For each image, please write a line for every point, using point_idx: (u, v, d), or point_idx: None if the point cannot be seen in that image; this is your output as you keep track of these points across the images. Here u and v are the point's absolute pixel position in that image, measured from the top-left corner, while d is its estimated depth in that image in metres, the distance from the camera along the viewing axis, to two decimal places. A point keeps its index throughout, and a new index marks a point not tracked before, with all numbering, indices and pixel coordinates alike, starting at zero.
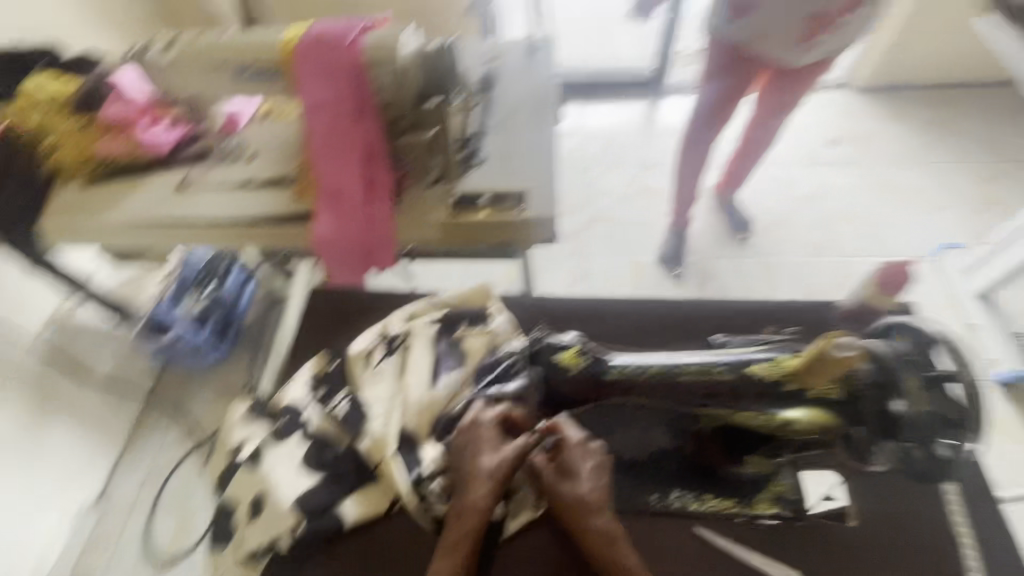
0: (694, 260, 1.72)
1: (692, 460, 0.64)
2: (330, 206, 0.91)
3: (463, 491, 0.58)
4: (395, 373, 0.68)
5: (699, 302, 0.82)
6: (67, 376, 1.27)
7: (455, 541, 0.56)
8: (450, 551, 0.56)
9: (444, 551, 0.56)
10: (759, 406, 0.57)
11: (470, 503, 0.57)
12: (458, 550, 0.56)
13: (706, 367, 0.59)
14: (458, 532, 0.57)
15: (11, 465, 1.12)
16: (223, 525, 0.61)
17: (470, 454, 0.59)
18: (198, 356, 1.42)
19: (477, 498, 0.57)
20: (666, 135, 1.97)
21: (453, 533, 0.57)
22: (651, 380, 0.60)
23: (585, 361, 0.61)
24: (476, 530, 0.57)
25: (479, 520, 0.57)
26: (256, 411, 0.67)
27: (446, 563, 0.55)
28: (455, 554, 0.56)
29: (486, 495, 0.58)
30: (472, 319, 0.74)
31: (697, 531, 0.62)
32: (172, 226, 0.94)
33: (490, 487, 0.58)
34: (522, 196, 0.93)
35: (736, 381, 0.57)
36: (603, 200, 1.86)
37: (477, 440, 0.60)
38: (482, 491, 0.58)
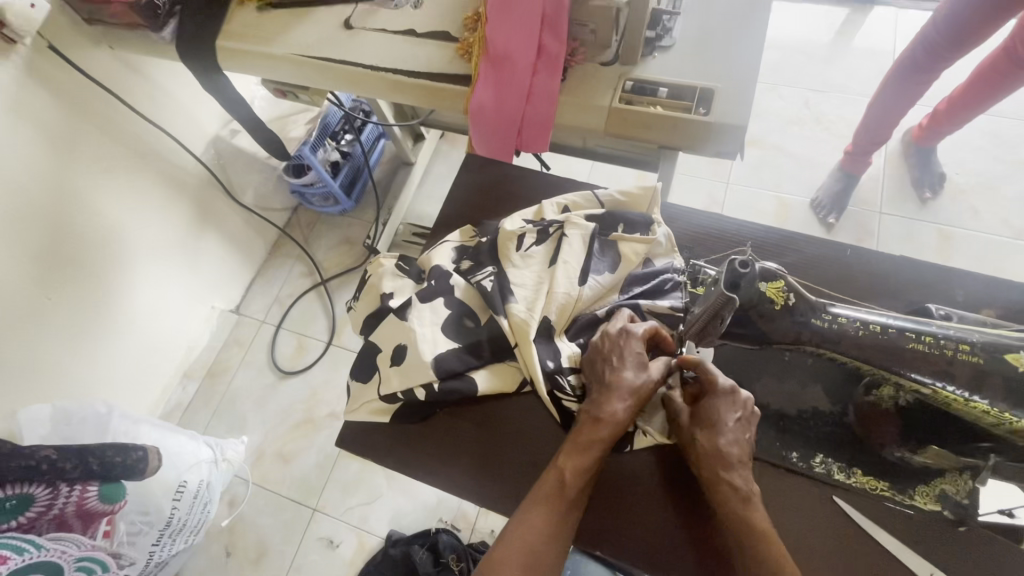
0: (856, 210, 1.48)
1: (850, 430, 0.57)
2: (493, 71, 0.81)
3: (601, 397, 0.55)
4: (543, 262, 0.65)
5: (914, 258, 0.66)
6: (222, 194, 1.38)
7: (584, 444, 0.54)
8: (579, 452, 0.54)
9: (570, 450, 0.54)
10: (1001, 404, 0.42)
11: (609, 412, 0.54)
12: (586, 453, 0.54)
13: (949, 339, 0.43)
14: (591, 436, 0.54)
15: (176, 261, 1.30)
16: (363, 364, 0.65)
17: (615, 363, 0.56)
18: (330, 204, 1.53)
19: (617, 407, 0.54)
20: (863, 57, 1.63)
21: (583, 434, 0.54)
22: (864, 337, 0.45)
23: (792, 300, 0.45)
24: (607, 441, 0.54)
25: (613, 430, 0.54)
26: (404, 269, 0.68)
27: (572, 462, 0.53)
28: (583, 456, 0.53)
29: (626, 408, 0.55)
30: (634, 224, 0.68)
31: (834, 499, 0.56)
32: (334, 65, 0.88)
33: (631, 402, 0.55)
34: (709, 97, 0.80)
35: (977, 363, 0.42)
36: (764, 121, 1.61)
37: (625, 351, 0.57)
38: (622, 402, 0.55)
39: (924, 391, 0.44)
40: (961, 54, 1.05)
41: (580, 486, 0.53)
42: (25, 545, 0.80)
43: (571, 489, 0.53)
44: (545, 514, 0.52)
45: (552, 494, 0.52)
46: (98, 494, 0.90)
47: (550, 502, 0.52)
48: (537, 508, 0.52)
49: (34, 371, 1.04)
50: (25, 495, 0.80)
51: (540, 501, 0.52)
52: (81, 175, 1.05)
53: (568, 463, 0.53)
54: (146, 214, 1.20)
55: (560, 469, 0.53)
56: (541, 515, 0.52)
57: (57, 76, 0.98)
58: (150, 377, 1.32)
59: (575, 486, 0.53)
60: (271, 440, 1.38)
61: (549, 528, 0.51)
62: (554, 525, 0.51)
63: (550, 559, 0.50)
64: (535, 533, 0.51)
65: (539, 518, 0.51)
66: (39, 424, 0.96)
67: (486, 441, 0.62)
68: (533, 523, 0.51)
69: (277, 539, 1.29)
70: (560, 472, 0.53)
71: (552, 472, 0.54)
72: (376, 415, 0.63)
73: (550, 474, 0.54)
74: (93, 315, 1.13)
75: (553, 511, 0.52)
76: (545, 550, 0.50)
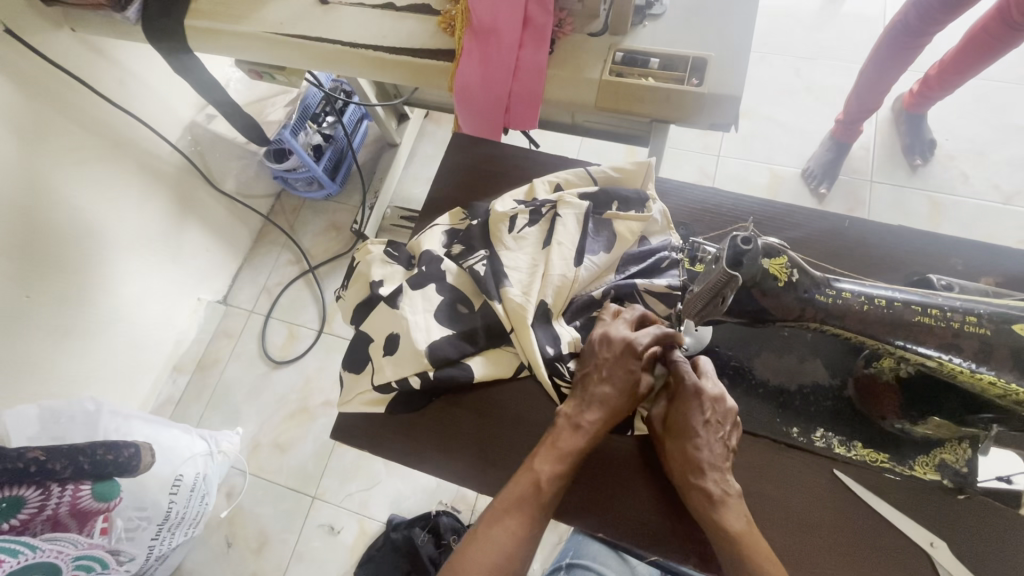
0: (847, 179, 1.47)
1: (851, 404, 0.57)
2: (478, 47, 0.77)
3: (579, 406, 0.55)
4: (537, 244, 0.63)
5: (909, 229, 0.65)
6: (202, 181, 1.34)
7: (560, 450, 0.53)
8: (554, 458, 0.53)
9: (546, 454, 0.53)
10: (1009, 374, 0.41)
11: (586, 422, 0.54)
12: (562, 460, 0.53)
13: (956, 312, 0.42)
14: (567, 444, 0.54)
15: (159, 253, 1.26)
16: (354, 355, 0.63)
17: (599, 372, 0.55)
18: (314, 189, 1.49)
19: (593, 418, 0.54)
20: (853, 23, 1.60)
21: (560, 440, 0.54)
22: (869, 312, 0.44)
23: (795, 277, 0.43)
24: (582, 450, 0.54)
25: (589, 441, 0.54)
26: (393, 255, 0.65)
27: (547, 468, 0.52)
28: (558, 463, 0.53)
29: (601, 418, 0.55)
30: (627, 202, 0.66)
31: (836, 473, 0.55)
32: (310, 42, 0.84)
33: (607, 412, 0.55)
34: (702, 67, 0.78)
35: (984, 335, 0.42)
36: (754, 91, 1.59)
37: (616, 360, 0.55)
38: (599, 412, 0.55)
39: (928, 364, 0.44)
40: (953, 17, 1.03)
41: (554, 491, 0.52)
42: (20, 547, 0.80)
43: (545, 494, 0.52)
44: (517, 519, 0.51)
45: (525, 499, 0.51)
46: (92, 492, 0.89)
47: (523, 505, 0.51)
48: (507, 511, 0.51)
49: (17, 371, 1.01)
50: (15, 496, 0.78)
51: (512, 505, 0.51)
52: (53, 167, 1.01)
53: (543, 468, 0.52)
54: (123, 205, 1.15)
55: (536, 472, 0.52)
56: (511, 518, 0.51)
57: (18, 64, 0.93)
58: (138, 371, 1.29)
59: (549, 491, 0.52)
60: (267, 430, 1.37)
61: (519, 531, 0.51)
62: (525, 529, 0.51)
63: (519, 561, 0.50)
64: (506, 536, 0.50)
65: (511, 524, 0.51)
66: (26, 424, 0.92)
67: (484, 428, 0.62)
68: (504, 526, 0.51)
69: (278, 528, 1.29)
70: (535, 476, 0.52)
71: (527, 475, 0.53)
72: (371, 406, 0.62)
73: (524, 476, 0.53)
74: (75, 311, 1.10)
75: (525, 515, 0.51)
76: (514, 553, 0.50)
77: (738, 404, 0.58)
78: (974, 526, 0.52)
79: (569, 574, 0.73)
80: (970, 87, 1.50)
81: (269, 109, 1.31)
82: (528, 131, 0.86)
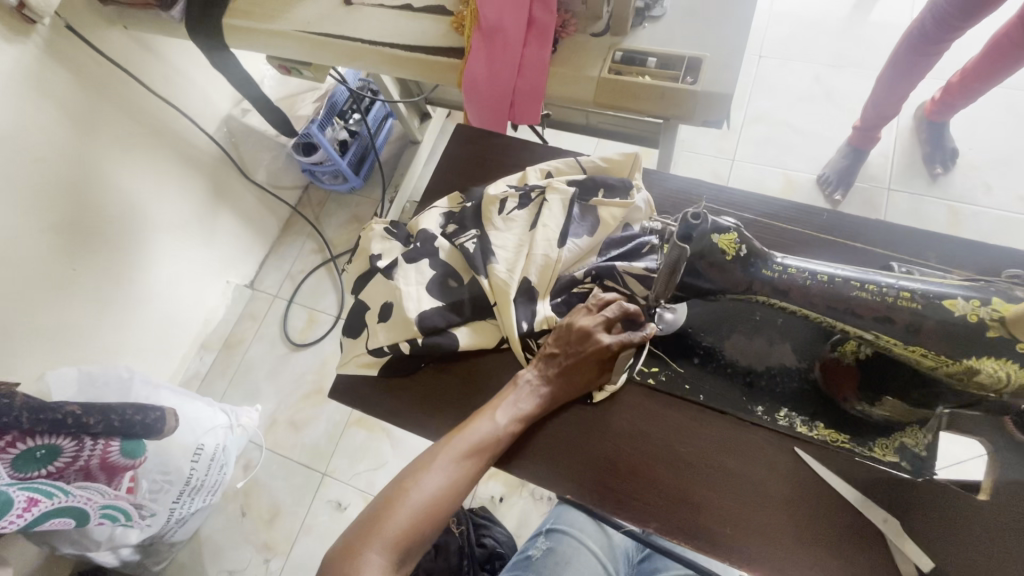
0: (864, 185, 1.46)
1: (815, 386, 0.59)
2: (485, 44, 0.82)
3: (543, 378, 0.60)
4: (524, 226, 0.68)
5: (890, 225, 0.68)
6: (235, 171, 1.43)
7: (520, 412, 0.59)
8: (514, 417, 0.58)
9: (505, 410, 0.58)
10: (940, 348, 0.46)
11: (544, 394, 0.60)
12: (517, 418, 0.59)
13: (886, 289, 0.48)
14: (526, 408, 0.59)
15: (193, 236, 1.35)
16: (353, 322, 0.68)
17: (569, 356, 0.59)
18: (338, 182, 1.57)
19: (552, 392, 0.60)
20: (878, 31, 1.59)
21: (520, 403, 0.59)
22: (807, 286, 0.50)
23: (743, 250, 0.50)
24: (535, 414, 0.60)
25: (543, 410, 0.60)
26: (392, 232, 0.71)
27: (505, 422, 0.58)
28: (514, 421, 0.58)
29: (559, 393, 0.60)
30: (612, 188, 0.70)
31: (796, 450, 0.58)
32: (332, 40, 0.91)
33: (566, 388, 0.60)
34: (697, 66, 0.80)
35: (915, 308, 0.46)
36: (772, 97, 1.59)
37: (588, 352, 0.59)
38: (558, 387, 0.60)
39: (868, 337, 0.49)
40: (971, 25, 1.02)
41: (506, 443, 0.58)
42: (55, 491, 0.90)
43: (499, 445, 0.57)
44: (470, 461, 0.56)
45: (483, 447, 0.56)
46: (120, 449, 0.96)
47: (479, 451, 0.56)
48: (464, 452, 0.56)
49: (60, 336, 1.10)
50: (52, 445, 0.85)
51: (471, 451, 0.56)
52: (100, 151, 1.10)
53: (502, 422, 0.58)
54: (159, 187, 1.24)
55: (495, 424, 0.57)
56: (466, 459, 0.56)
57: (76, 56, 1.03)
58: (170, 345, 1.39)
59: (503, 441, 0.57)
60: (284, 408, 1.45)
61: (470, 471, 0.55)
62: (475, 471, 0.56)
63: (462, 495, 0.55)
64: (455, 471, 0.55)
65: (465, 467, 0.55)
66: (66, 384, 1.02)
67: (467, 395, 0.66)
68: (456, 463, 0.55)
69: (289, 501, 1.36)
70: (494, 427, 0.57)
71: (486, 424, 0.57)
72: (365, 369, 0.67)
73: (484, 424, 0.57)
74: (113, 283, 1.19)
75: (477, 459, 0.56)
76: (460, 488, 0.55)
77: (705, 382, 0.62)
78: (931, 508, 0.53)
79: (548, 537, 0.77)
80: (996, 96, 1.47)
81: (299, 104, 1.39)
82: (532, 126, 0.90)
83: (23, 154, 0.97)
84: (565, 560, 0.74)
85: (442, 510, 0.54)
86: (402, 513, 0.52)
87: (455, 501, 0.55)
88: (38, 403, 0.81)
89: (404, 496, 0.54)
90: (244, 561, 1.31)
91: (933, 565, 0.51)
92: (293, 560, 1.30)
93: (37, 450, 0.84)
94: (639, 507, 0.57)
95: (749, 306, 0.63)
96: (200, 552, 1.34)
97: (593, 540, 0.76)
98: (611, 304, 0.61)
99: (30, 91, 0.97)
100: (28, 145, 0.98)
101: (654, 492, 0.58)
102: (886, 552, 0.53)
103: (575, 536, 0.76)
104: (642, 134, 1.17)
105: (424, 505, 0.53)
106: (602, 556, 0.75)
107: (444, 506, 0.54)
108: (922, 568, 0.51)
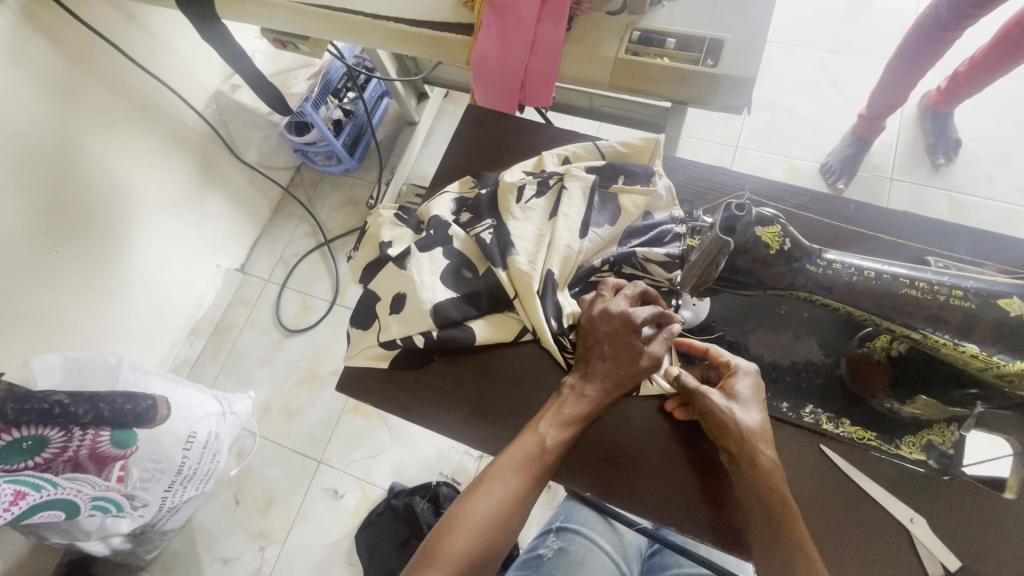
0: (867, 175, 1.44)
1: (840, 381, 0.58)
2: (497, 20, 0.77)
3: (583, 378, 0.58)
4: (543, 215, 0.65)
5: (915, 218, 0.66)
6: (225, 150, 1.37)
7: (565, 417, 0.57)
8: (558, 422, 0.56)
9: (551, 419, 0.57)
10: (991, 348, 0.45)
11: (590, 395, 0.57)
12: (566, 425, 0.56)
13: (936, 287, 0.47)
14: (571, 410, 0.57)
15: (181, 217, 1.30)
16: (363, 312, 0.65)
17: (602, 346, 0.58)
18: (333, 163, 1.51)
19: (596, 390, 0.57)
20: (884, 19, 1.55)
21: (565, 407, 0.57)
22: (854, 281, 0.49)
23: (786, 244, 0.48)
24: (585, 417, 0.57)
25: (592, 409, 0.57)
26: (403, 218, 0.68)
27: (552, 432, 0.56)
28: (563, 428, 0.56)
29: (603, 390, 0.57)
30: (634, 175, 0.67)
31: (822, 448, 0.57)
32: (331, 12, 0.85)
33: (609, 384, 0.57)
34: (718, 48, 0.76)
35: (969, 308, 0.45)
36: (776, 83, 1.56)
37: (615, 334, 0.57)
38: (601, 385, 0.57)
39: (914, 336, 0.48)
40: (983, 15, 1.00)
41: (557, 455, 0.56)
42: (44, 483, 0.86)
43: (548, 458, 0.55)
44: (518, 476, 0.54)
45: (531, 458, 0.55)
46: (110, 439, 0.92)
47: (528, 464, 0.55)
48: (512, 468, 0.54)
49: (43, 322, 1.05)
50: (39, 436, 0.81)
51: (516, 465, 0.55)
52: (82, 127, 1.04)
53: (548, 433, 0.56)
54: (146, 168, 1.18)
55: (541, 435, 0.56)
56: (514, 475, 0.54)
57: (53, 24, 0.97)
58: (159, 329, 1.34)
59: (552, 453, 0.55)
60: (277, 395, 1.41)
61: (521, 489, 0.54)
62: (525, 485, 0.54)
63: (518, 516, 0.54)
64: (506, 491, 0.54)
65: (514, 482, 0.54)
66: (52, 371, 0.95)
67: (483, 389, 0.64)
68: (507, 482, 0.54)
69: (283, 489, 1.33)
70: (541, 438, 0.56)
71: (532, 437, 0.56)
72: (376, 360, 0.64)
73: (530, 438, 0.56)
74: (100, 264, 1.13)
75: (528, 473, 0.54)
76: (513, 509, 0.53)
77: None
78: (956, 507, 0.53)
79: (559, 536, 0.76)
80: (1001, 87, 1.46)
81: (293, 81, 1.33)
82: (543, 107, 0.86)
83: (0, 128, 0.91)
84: (579, 562, 0.72)
85: (502, 530, 0.53)
86: (459, 537, 0.51)
87: (511, 524, 0.53)
88: (22, 393, 0.77)
89: (459, 521, 0.53)
90: (238, 549, 1.29)
91: (960, 564, 0.51)
92: (289, 547, 1.28)
93: (24, 440, 0.79)
94: (688, 508, 0.56)
95: (774, 300, 0.62)
96: (193, 540, 1.31)
97: (605, 540, 0.76)
98: (626, 286, 0.61)
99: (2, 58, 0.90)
100: (5, 119, 0.92)
101: (695, 487, 0.57)
102: (913, 551, 0.53)
103: (587, 535, 0.75)
104: (650, 118, 1.13)
105: (480, 528, 0.52)
106: (615, 556, 0.75)
107: (502, 530, 0.53)
108: (949, 567, 0.51)
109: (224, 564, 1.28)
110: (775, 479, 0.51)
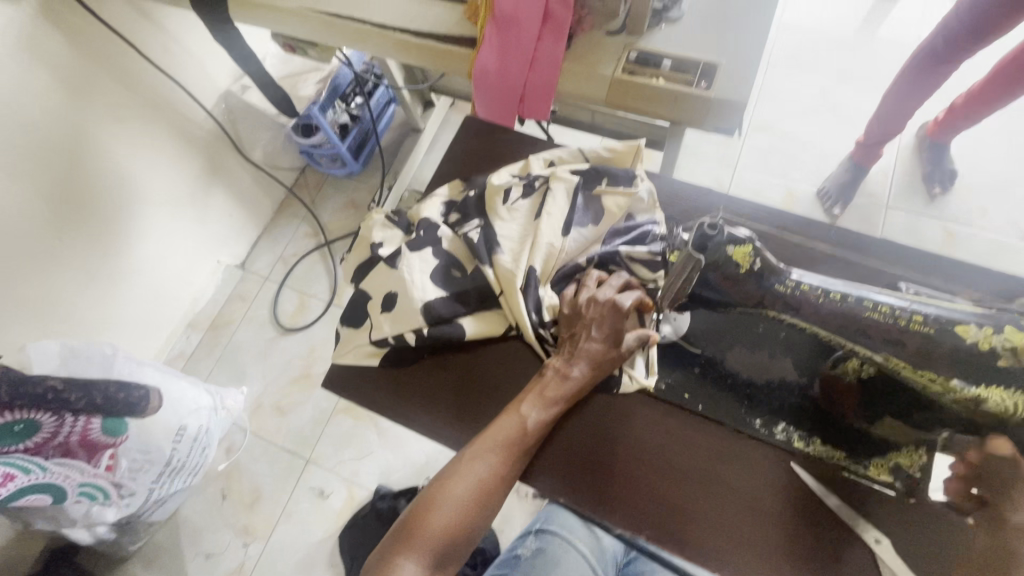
0: (862, 202, 1.46)
1: (813, 402, 0.59)
2: (499, 35, 0.79)
3: (568, 360, 0.59)
4: (527, 216, 0.67)
5: (893, 245, 0.68)
6: (232, 148, 1.40)
7: (547, 398, 0.58)
8: (541, 404, 0.58)
9: (534, 401, 0.58)
10: (948, 373, 0.47)
11: (574, 376, 0.59)
12: (547, 408, 0.58)
13: (898, 313, 0.49)
14: (555, 392, 0.58)
15: (185, 212, 1.32)
16: (353, 310, 0.67)
17: (588, 329, 0.60)
18: (337, 165, 1.53)
19: (580, 371, 0.59)
20: (886, 49, 1.58)
21: (549, 389, 0.58)
22: (820, 302, 0.51)
23: (756, 264, 0.50)
24: (566, 400, 0.59)
25: (575, 391, 0.59)
26: (394, 220, 0.70)
27: (534, 414, 0.57)
28: (545, 409, 0.58)
29: (588, 372, 0.59)
30: (615, 177, 0.69)
31: (792, 466, 0.58)
32: (339, 20, 0.87)
33: (592, 367, 0.59)
34: (712, 72, 0.78)
35: (927, 333, 0.48)
36: (776, 106, 1.59)
37: (603, 317, 0.59)
38: (586, 367, 0.59)
39: (878, 358, 0.50)
40: (978, 51, 1.02)
41: (537, 436, 0.57)
42: (32, 467, 0.87)
43: (528, 440, 0.57)
44: (500, 457, 0.55)
45: (512, 439, 0.56)
46: (100, 427, 0.93)
47: (508, 445, 0.56)
48: (494, 448, 0.56)
49: (44, 310, 1.07)
50: (31, 419, 0.81)
51: (497, 445, 0.56)
52: (93, 122, 1.07)
53: (530, 415, 0.57)
54: (155, 161, 1.21)
55: (523, 416, 0.57)
56: (495, 456, 0.55)
57: (71, 19, 0.99)
58: (157, 320, 1.35)
59: (531, 436, 0.57)
60: (270, 393, 1.42)
61: (501, 469, 0.55)
62: (506, 465, 0.55)
63: (497, 496, 0.55)
64: (485, 472, 0.55)
65: (494, 462, 0.55)
66: (49, 358, 0.95)
67: (462, 392, 0.65)
68: (486, 462, 0.55)
69: (270, 485, 1.34)
70: (522, 420, 0.57)
71: (513, 419, 0.57)
72: (362, 358, 0.66)
73: (513, 420, 0.57)
74: (102, 255, 1.15)
75: (507, 455, 0.56)
76: (492, 489, 0.54)
77: (705, 391, 0.62)
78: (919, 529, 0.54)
79: (539, 536, 0.77)
80: (998, 121, 1.48)
81: (301, 84, 1.38)
82: (540, 121, 0.87)
83: (12, 119, 0.94)
84: (555, 561, 0.74)
85: (480, 509, 0.54)
86: (438, 515, 0.53)
87: (490, 506, 0.54)
88: (16, 376, 0.79)
89: (439, 498, 0.54)
90: (222, 544, 1.30)
91: None
92: (272, 545, 1.29)
93: (15, 423, 0.80)
94: (657, 511, 0.57)
95: (752, 319, 0.63)
96: (178, 533, 1.32)
97: (584, 543, 0.76)
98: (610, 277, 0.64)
99: (19, 51, 0.93)
100: (18, 110, 0.94)
101: (668, 488, 0.58)
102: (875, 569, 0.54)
103: (565, 537, 0.76)
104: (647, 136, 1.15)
105: (460, 506, 0.53)
106: (592, 559, 0.75)
107: (481, 508, 0.54)
108: None
109: (207, 559, 1.29)
110: (781, 493, 0.57)
